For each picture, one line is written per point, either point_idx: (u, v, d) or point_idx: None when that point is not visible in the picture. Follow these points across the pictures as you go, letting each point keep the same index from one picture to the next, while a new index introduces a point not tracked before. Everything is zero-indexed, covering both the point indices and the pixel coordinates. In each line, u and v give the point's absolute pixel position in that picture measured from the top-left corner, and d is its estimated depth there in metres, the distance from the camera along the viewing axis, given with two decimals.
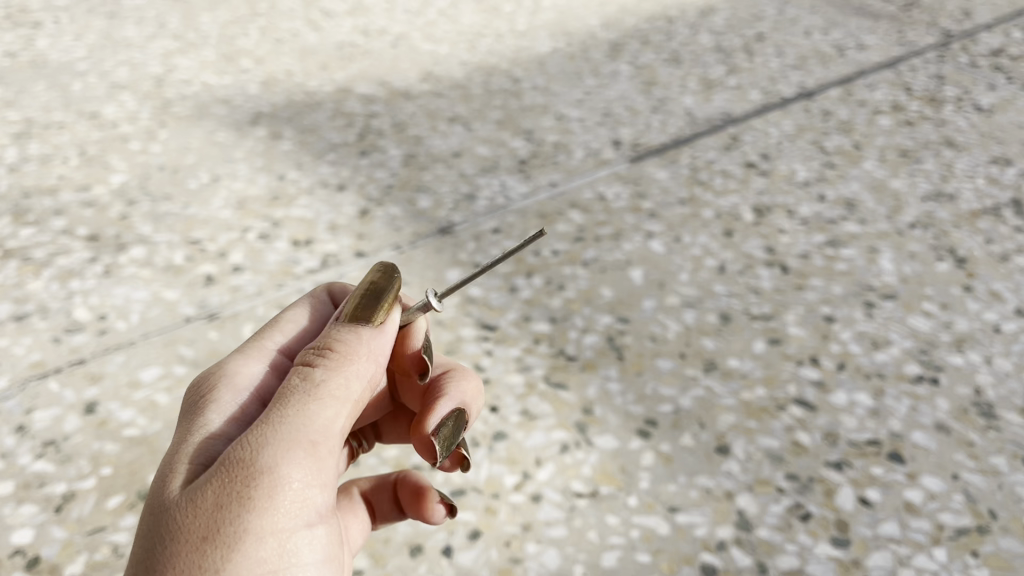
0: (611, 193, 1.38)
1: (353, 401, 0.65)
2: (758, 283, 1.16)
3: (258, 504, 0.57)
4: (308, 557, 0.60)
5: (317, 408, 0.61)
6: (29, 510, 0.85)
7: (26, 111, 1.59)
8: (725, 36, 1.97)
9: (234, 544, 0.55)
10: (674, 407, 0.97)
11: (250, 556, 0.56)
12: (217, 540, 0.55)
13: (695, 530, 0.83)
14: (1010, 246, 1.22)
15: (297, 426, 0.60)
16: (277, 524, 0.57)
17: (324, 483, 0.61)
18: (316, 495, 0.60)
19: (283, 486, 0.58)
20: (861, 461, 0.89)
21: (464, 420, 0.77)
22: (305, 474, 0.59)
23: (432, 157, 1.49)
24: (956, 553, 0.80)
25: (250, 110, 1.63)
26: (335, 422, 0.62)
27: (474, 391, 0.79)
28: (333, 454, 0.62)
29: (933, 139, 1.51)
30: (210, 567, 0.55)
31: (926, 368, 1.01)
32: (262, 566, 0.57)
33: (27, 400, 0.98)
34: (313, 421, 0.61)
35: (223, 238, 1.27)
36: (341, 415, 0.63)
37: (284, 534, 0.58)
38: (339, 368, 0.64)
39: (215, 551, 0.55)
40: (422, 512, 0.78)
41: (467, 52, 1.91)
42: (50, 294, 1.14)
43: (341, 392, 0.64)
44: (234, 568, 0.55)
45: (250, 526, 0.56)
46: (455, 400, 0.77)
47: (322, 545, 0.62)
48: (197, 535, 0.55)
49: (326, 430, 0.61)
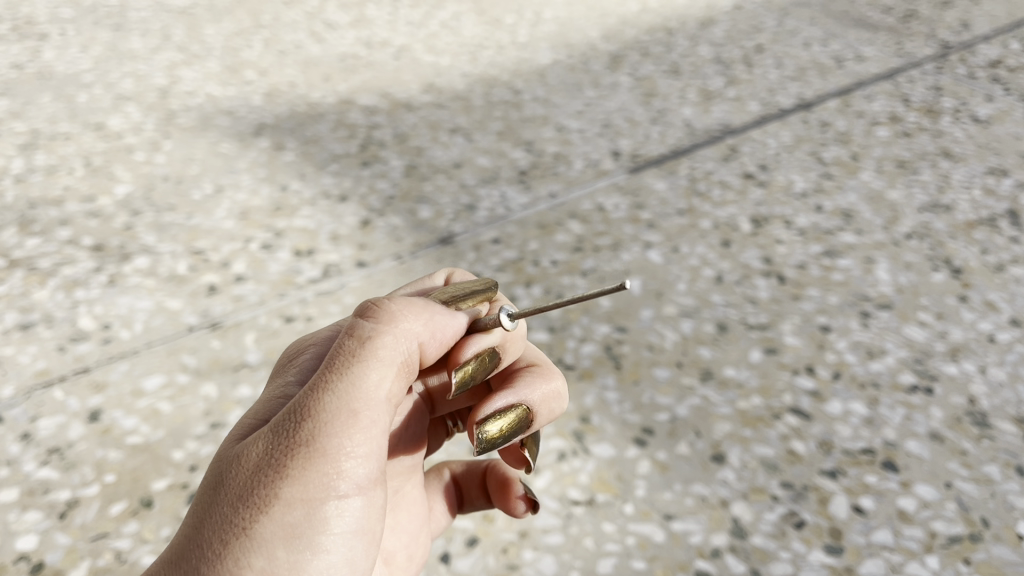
0: (611, 204, 1.39)
1: (402, 364, 0.64)
2: (755, 293, 1.17)
3: (293, 472, 0.58)
4: (340, 527, 0.61)
5: (357, 375, 0.61)
6: (34, 515, 0.87)
7: (33, 123, 1.61)
8: (725, 48, 1.99)
9: (265, 507, 0.58)
10: (670, 415, 0.98)
11: (277, 519, 0.58)
12: (249, 501, 0.58)
13: (691, 537, 0.84)
14: (1006, 256, 1.23)
15: (339, 392, 0.60)
16: (309, 491, 0.59)
17: (362, 453, 0.61)
18: (352, 466, 0.60)
19: (318, 455, 0.59)
20: (855, 470, 0.90)
21: (521, 420, 0.72)
22: (341, 443, 0.59)
23: (433, 168, 1.51)
24: (948, 560, 0.81)
25: (254, 121, 1.65)
26: (379, 389, 0.62)
27: (544, 397, 0.74)
28: (374, 423, 0.61)
29: (930, 150, 1.52)
30: (240, 526, 0.57)
31: (921, 377, 1.02)
32: (292, 531, 0.58)
33: (32, 407, 1.00)
34: (356, 387, 0.61)
35: (225, 248, 1.29)
36: (387, 382, 0.63)
37: (314, 502, 0.59)
38: (389, 330, 0.63)
39: (246, 509, 0.58)
40: (505, 501, 0.83)
41: (469, 64, 1.93)
42: (55, 304, 1.16)
43: (389, 357, 0.63)
44: (263, 530, 0.57)
45: (284, 492, 0.58)
46: (517, 396, 0.73)
47: (358, 515, 0.62)
48: (236, 493, 0.58)
49: (368, 397, 0.61)
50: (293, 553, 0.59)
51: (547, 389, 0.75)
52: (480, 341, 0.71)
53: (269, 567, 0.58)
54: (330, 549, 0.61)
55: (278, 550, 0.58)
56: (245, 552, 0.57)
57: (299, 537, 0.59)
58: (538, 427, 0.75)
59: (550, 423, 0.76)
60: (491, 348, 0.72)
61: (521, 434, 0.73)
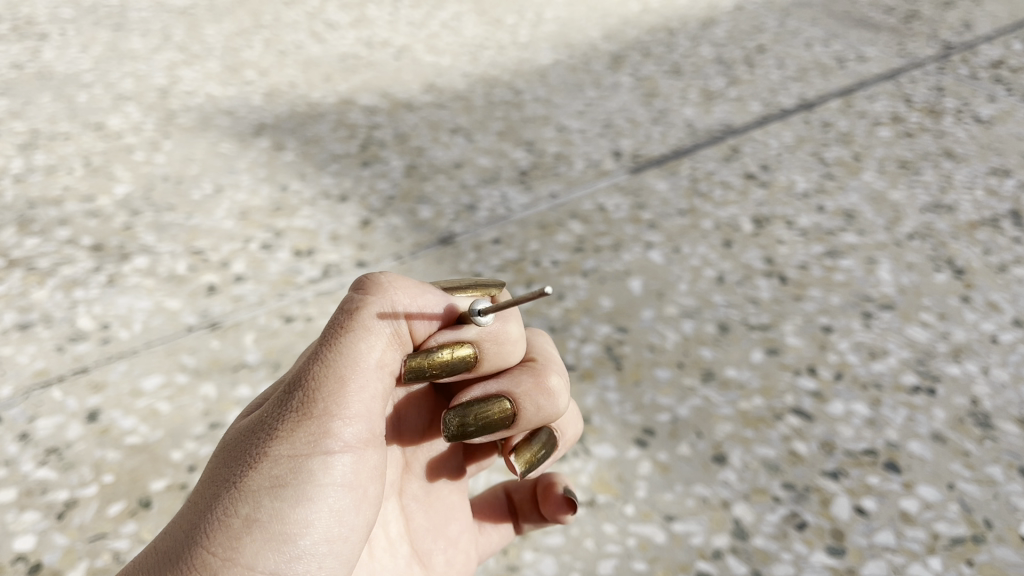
0: (611, 204, 1.39)
1: (392, 334, 0.68)
2: (757, 294, 1.16)
3: (285, 426, 0.62)
4: (328, 482, 0.63)
5: (346, 341, 0.65)
6: (32, 516, 0.86)
7: (33, 122, 1.61)
8: (726, 48, 1.99)
9: (256, 462, 0.61)
10: (672, 416, 0.97)
11: (264, 473, 0.60)
12: (242, 458, 0.61)
13: (692, 538, 0.83)
14: (1008, 257, 1.22)
15: (331, 355, 0.64)
16: (298, 445, 0.62)
17: (350, 412, 0.64)
18: (341, 424, 0.63)
19: (308, 413, 0.62)
20: (858, 471, 0.90)
21: (502, 412, 0.73)
22: (331, 402, 0.63)
23: (433, 168, 1.50)
24: (951, 562, 0.80)
25: (254, 121, 1.64)
26: (368, 355, 0.65)
27: (530, 389, 0.75)
28: (363, 386, 0.65)
29: (932, 150, 1.51)
30: (231, 481, 0.60)
31: (923, 378, 1.01)
32: (279, 482, 0.61)
33: (30, 407, 0.99)
34: (346, 352, 0.64)
35: (225, 247, 1.28)
36: (377, 350, 0.66)
37: (301, 457, 0.62)
38: (379, 300, 0.67)
39: (238, 466, 0.61)
40: (548, 505, 0.82)
41: (469, 64, 1.93)
42: (53, 303, 1.15)
43: (378, 326, 0.67)
44: (252, 480, 0.60)
45: (275, 445, 0.61)
46: (501, 386, 0.75)
47: (346, 473, 0.65)
48: (233, 454, 0.62)
49: (357, 361, 0.65)
50: (280, 503, 0.61)
51: (534, 379, 0.76)
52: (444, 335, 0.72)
53: (256, 515, 0.60)
54: (317, 502, 0.63)
55: (265, 499, 0.60)
56: (235, 505, 0.59)
57: (285, 488, 0.61)
58: (525, 422, 0.75)
59: (540, 421, 0.75)
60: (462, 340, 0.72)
61: (503, 428, 0.74)
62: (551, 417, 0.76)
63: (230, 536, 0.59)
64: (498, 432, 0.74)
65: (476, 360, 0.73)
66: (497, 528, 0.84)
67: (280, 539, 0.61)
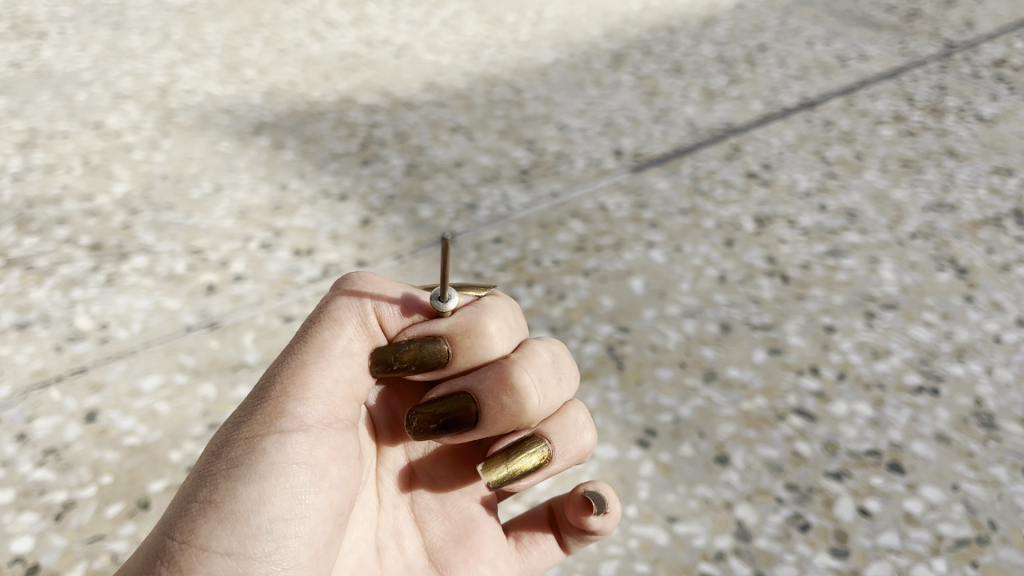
0: (613, 203, 1.38)
1: (357, 324, 0.76)
2: (759, 293, 1.16)
3: (249, 412, 0.71)
4: (284, 460, 0.70)
5: (309, 334, 0.74)
6: (29, 517, 0.86)
7: (31, 121, 1.60)
8: (728, 47, 1.98)
9: (218, 448, 0.69)
10: (674, 416, 0.97)
11: (223, 456, 0.68)
12: (211, 448, 0.70)
13: (695, 539, 0.83)
14: (1012, 256, 1.22)
15: (295, 347, 0.73)
16: (256, 427, 0.70)
17: (306, 394, 0.72)
18: (297, 405, 0.71)
19: (266, 398, 0.71)
20: (861, 471, 0.89)
21: (464, 408, 0.77)
22: (289, 385, 0.71)
23: (434, 167, 1.50)
24: (955, 564, 0.80)
25: (253, 120, 1.64)
26: (330, 343, 0.74)
27: (492, 386, 0.78)
28: (324, 370, 0.73)
29: (935, 149, 1.51)
30: (198, 468, 0.69)
31: (927, 379, 1.01)
32: (235, 461, 0.68)
33: (28, 407, 0.99)
34: (309, 342, 0.73)
35: (224, 247, 1.28)
36: (342, 337, 0.75)
37: (257, 438, 0.69)
38: (343, 297, 0.77)
39: (206, 455, 0.69)
40: (571, 509, 0.80)
41: (470, 63, 1.92)
42: (52, 303, 1.15)
43: (342, 317, 0.75)
44: (214, 463, 0.68)
45: (238, 428, 0.70)
46: (467, 383, 0.78)
47: (304, 453, 0.71)
48: (207, 447, 0.71)
49: (320, 348, 0.73)
50: (236, 482, 0.67)
51: (498, 376, 0.78)
52: (414, 329, 0.79)
53: (212, 496, 0.66)
54: (273, 480, 0.69)
55: (222, 480, 0.67)
56: (196, 487, 0.67)
57: (242, 468, 0.68)
58: (490, 420, 0.78)
59: (506, 420, 0.78)
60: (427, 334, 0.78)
61: (469, 426, 0.77)
62: (516, 414, 0.78)
63: (187, 515, 0.65)
64: (464, 430, 0.77)
65: (443, 357, 0.78)
66: (537, 544, 0.83)
67: (236, 517, 0.67)
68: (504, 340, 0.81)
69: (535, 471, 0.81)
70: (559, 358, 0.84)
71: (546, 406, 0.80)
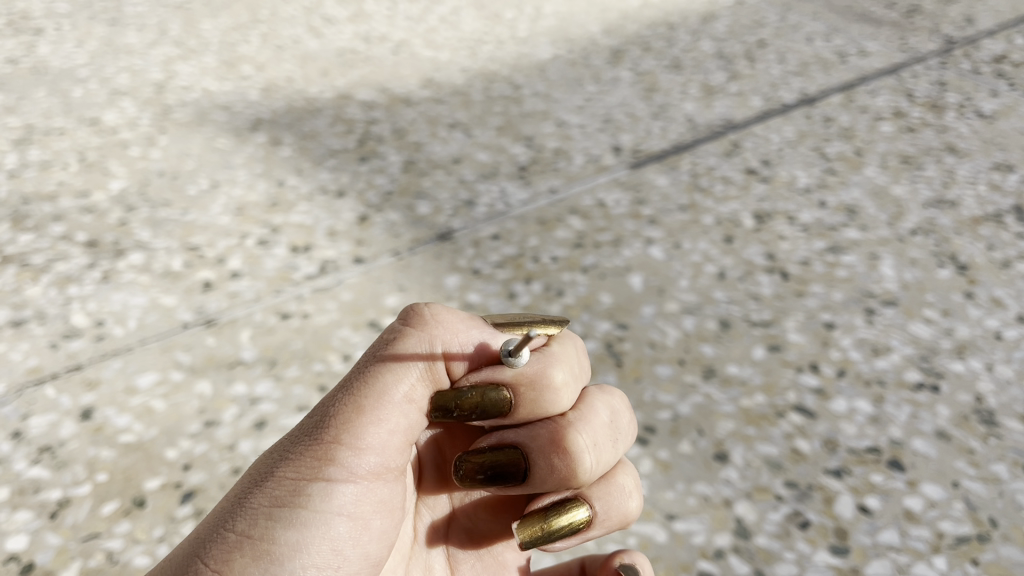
0: (612, 199, 1.37)
1: (427, 369, 0.72)
2: (758, 290, 1.15)
3: (298, 449, 0.68)
4: (326, 507, 0.68)
5: (375, 373, 0.70)
6: (24, 515, 0.85)
7: (27, 117, 1.59)
8: (727, 43, 1.97)
9: (263, 480, 0.67)
10: (673, 413, 0.96)
11: (266, 492, 0.66)
12: (255, 476, 0.67)
13: (694, 537, 0.82)
14: (1012, 252, 1.21)
15: (355, 385, 0.69)
16: (303, 469, 0.67)
17: (359, 443, 0.68)
18: (348, 453, 0.68)
19: (319, 439, 0.67)
20: (861, 469, 0.88)
21: (513, 465, 0.75)
22: (342, 432, 0.67)
23: (432, 164, 1.49)
24: (955, 561, 0.79)
25: (251, 116, 1.63)
26: (393, 390, 0.70)
27: (545, 446, 0.75)
28: (381, 421, 0.69)
29: (935, 145, 1.50)
30: (239, 495, 0.67)
31: (927, 375, 1.00)
32: (279, 502, 0.66)
33: (23, 405, 0.98)
34: (370, 385, 0.69)
35: (221, 243, 1.27)
36: (404, 384, 0.70)
37: (305, 482, 0.67)
38: (417, 338, 0.71)
39: (250, 482, 0.67)
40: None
41: (468, 59, 1.91)
42: (47, 300, 1.14)
43: (409, 362, 0.70)
44: (256, 497, 0.66)
45: (284, 465, 0.67)
46: (518, 438, 0.76)
47: (347, 502, 0.69)
48: (251, 472, 0.69)
49: (380, 395, 0.69)
50: (275, 522, 0.66)
51: (552, 436, 0.75)
52: (480, 375, 0.74)
53: (250, 532, 0.65)
54: (311, 525, 0.67)
55: (262, 517, 0.65)
56: (234, 518, 0.65)
57: (283, 508, 0.66)
58: (538, 479, 0.76)
59: (554, 482, 0.75)
60: (490, 381, 0.74)
61: (514, 481, 0.75)
62: (568, 479, 0.75)
63: (221, 549, 0.63)
64: (509, 485, 0.75)
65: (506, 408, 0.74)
66: None
67: (270, 558, 0.65)
68: (569, 393, 0.77)
69: (573, 533, 0.78)
70: (618, 415, 0.80)
71: (600, 469, 0.77)
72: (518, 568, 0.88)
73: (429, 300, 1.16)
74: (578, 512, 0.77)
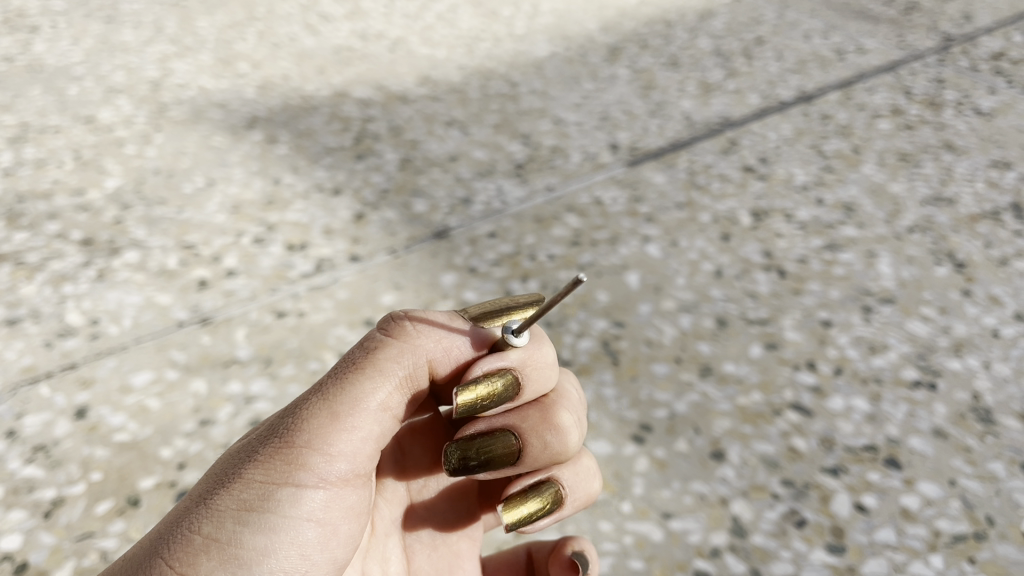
0: (609, 197, 1.37)
1: (404, 378, 0.72)
2: (755, 288, 1.15)
3: (268, 453, 0.66)
4: (296, 512, 0.68)
5: (352, 380, 0.69)
6: (18, 515, 0.85)
7: (22, 115, 1.59)
8: (725, 40, 1.97)
9: (230, 482, 0.65)
10: (669, 412, 0.96)
11: (234, 495, 0.65)
12: (220, 478, 0.66)
13: (690, 536, 0.82)
14: (1010, 250, 1.21)
15: (330, 392, 0.68)
16: (273, 474, 0.66)
17: (332, 450, 0.68)
18: (320, 459, 0.68)
19: (290, 443, 0.66)
20: (858, 467, 0.88)
21: (507, 448, 0.76)
22: (315, 439, 0.67)
23: (428, 162, 1.48)
24: (952, 560, 0.79)
25: (247, 114, 1.62)
26: (369, 398, 0.69)
27: (537, 425, 0.77)
28: (355, 428, 0.69)
29: (933, 143, 1.50)
30: (203, 497, 0.65)
31: (924, 373, 1.00)
32: (246, 506, 0.65)
33: (18, 404, 0.98)
34: (346, 392, 0.68)
35: (217, 242, 1.27)
36: (381, 392, 0.70)
37: (274, 486, 0.66)
38: (398, 348, 0.72)
39: (215, 484, 0.66)
40: (555, 564, 0.81)
41: (465, 56, 1.91)
42: (42, 299, 1.13)
43: (388, 370, 0.71)
44: (223, 500, 0.65)
45: (253, 469, 0.66)
46: (508, 420, 0.77)
47: (316, 506, 0.69)
48: (215, 473, 0.67)
49: (355, 402, 0.69)
50: (244, 527, 0.65)
51: (542, 414, 0.77)
52: (500, 359, 0.75)
53: (217, 536, 0.64)
54: (279, 529, 0.67)
55: (230, 522, 0.65)
56: (200, 520, 0.64)
57: (252, 513, 0.66)
58: (531, 459, 0.77)
59: (548, 457, 0.77)
60: (505, 366, 0.75)
61: (508, 464, 0.76)
62: (559, 455, 0.77)
63: (189, 555, 0.63)
64: (502, 469, 0.76)
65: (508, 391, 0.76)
66: None
67: (238, 562, 0.65)
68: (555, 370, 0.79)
69: (554, 512, 0.80)
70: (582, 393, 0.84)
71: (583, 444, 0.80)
72: (474, 559, 0.88)
73: (425, 298, 1.15)
74: (552, 493, 0.79)
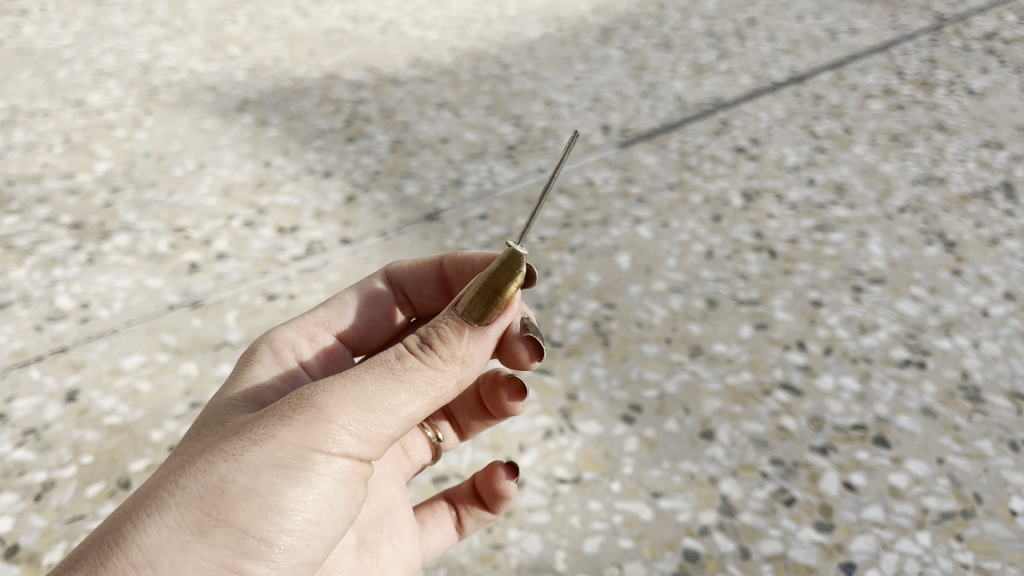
0: (600, 178, 1.36)
1: (435, 397, 0.67)
2: (746, 268, 1.15)
3: (304, 423, 0.61)
4: (327, 479, 0.63)
5: (392, 385, 0.64)
6: (9, 497, 0.85)
7: (11, 99, 1.57)
8: (717, 21, 1.95)
9: (260, 441, 0.61)
10: (659, 392, 0.96)
11: (267, 455, 0.60)
12: (247, 434, 0.61)
13: (679, 515, 0.83)
14: (1000, 230, 1.21)
15: (367, 384, 0.63)
16: (307, 442, 0.61)
17: (365, 437, 0.63)
18: (354, 442, 0.63)
19: (328, 420, 0.61)
20: (847, 446, 0.89)
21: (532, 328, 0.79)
22: (352, 424, 0.62)
23: (419, 144, 1.48)
24: (940, 536, 0.80)
25: (237, 97, 1.61)
26: (404, 403, 0.65)
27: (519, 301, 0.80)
28: (387, 425, 0.64)
29: (924, 123, 1.49)
30: (232, 452, 0.60)
31: (914, 352, 1.00)
32: (279, 469, 0.60)
33: (7, 388, 0.97)
34: (381, 392, 0.64)
35: (207, 225, 1.26)
36: (413, 404, 0.65)
37: (308, 456, 0.61)
38: (431, 364, 0.66)
39: (240, 440, 0.61)
40: (489, 475, 0.80)
41: (456, 38, 1.89)
42: (32, 283, 1.13)
43: (424, 385, 0.66)
44: (256, 457, 0.60)
45: (286, 434, 0.61)
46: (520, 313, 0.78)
47: (341, 482, 0.64)
48: (237, 431, 0.62)
49: (388, 405, 0.64)
50: (273, 490, 0.61)
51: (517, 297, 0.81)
52: None
53: (250, 490, 0.60)
54: (314, 490, 0.62)
55: (263, 476, 0.60)
56: (229, 472, 0.59)
57: (288, 469, 0.61)
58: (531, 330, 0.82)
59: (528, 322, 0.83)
60: None
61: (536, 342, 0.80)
62: None
63: (225, 500, 0.59)
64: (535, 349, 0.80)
65: None
66: (440, 527, 0.80)
67: (271, 514, 0.61)
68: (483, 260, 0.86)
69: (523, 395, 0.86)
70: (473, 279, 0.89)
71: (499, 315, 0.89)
72: (405, 501, 0.84)
73: None
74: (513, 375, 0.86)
